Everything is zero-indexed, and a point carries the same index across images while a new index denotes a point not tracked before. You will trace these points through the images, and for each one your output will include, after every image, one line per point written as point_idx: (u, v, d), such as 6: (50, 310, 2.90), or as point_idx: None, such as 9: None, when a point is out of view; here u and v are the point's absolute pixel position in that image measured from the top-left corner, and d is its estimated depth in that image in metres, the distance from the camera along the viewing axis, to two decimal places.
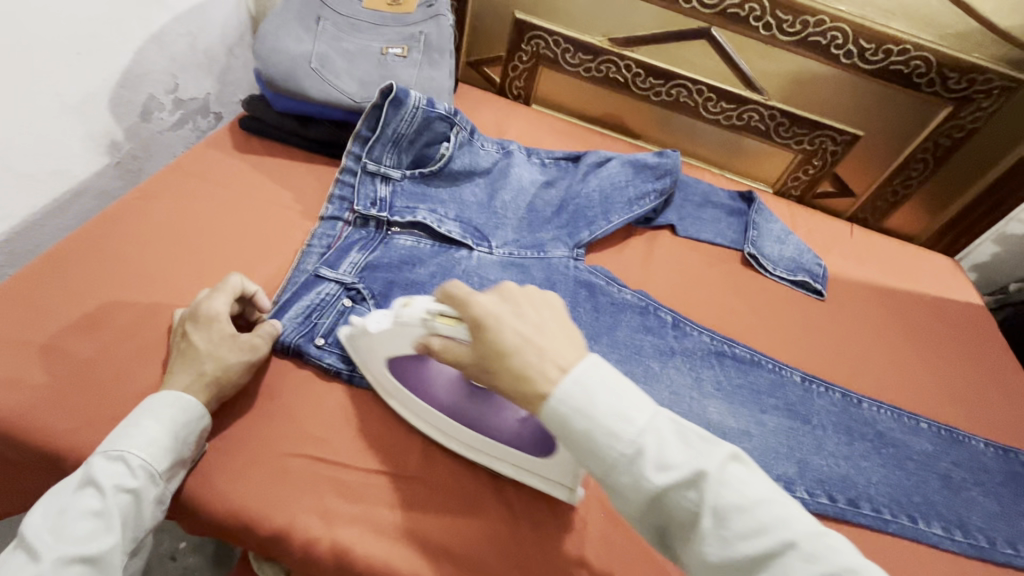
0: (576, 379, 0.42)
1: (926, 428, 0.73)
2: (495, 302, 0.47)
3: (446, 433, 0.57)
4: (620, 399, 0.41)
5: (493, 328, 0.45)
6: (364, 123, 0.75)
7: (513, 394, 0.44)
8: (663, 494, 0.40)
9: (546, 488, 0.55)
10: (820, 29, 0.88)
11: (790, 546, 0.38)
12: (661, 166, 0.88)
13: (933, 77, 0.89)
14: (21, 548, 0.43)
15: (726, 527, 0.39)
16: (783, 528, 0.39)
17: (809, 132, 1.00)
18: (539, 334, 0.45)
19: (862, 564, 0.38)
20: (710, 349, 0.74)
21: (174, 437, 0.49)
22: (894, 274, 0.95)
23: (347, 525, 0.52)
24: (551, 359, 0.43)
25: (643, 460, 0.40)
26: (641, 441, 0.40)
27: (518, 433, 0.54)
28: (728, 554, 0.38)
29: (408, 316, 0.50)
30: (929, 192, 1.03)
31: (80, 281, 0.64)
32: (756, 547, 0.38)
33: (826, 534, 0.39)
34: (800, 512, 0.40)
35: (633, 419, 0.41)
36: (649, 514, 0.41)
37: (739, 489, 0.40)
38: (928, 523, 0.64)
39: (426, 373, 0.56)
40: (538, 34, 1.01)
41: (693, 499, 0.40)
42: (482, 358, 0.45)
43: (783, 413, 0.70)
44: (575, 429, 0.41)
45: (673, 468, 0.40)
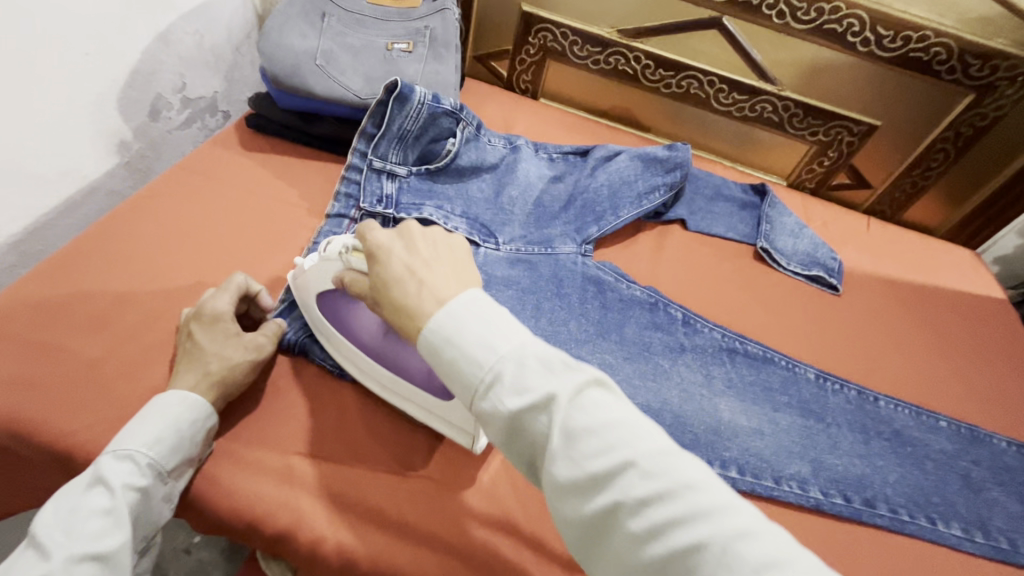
0: (444, 307, 0.41)
1: (946, 427, 0.71)
2: (392, 236, 0.49)
3: (364, 371, 0.58)
4: (485, 327, 0.39)
5: (383, 259, 0.48)
6: (370, 119, 0.74)
7: (393, 321, 0.46)
8: (517, 417, 0.37)
9: (451, 434, 0.56)
10: (836, 17, 0.85)
11: (631, 466, 0.35)
12: (672, 159, 0.86)
13: (954, 64, 0.86)
14: (32, 547, 0.43)
15: (575, 448, 0.36)
16: (630, 449, 0.36)
17: (824, 122, 0.97)
18: (425, 265, 0.46)
19: (706, 481, 0.35)
20: (721, 346, 0.73)
21: (182, 436, 0.49)
22: (913, 269, 0.93)
23: (354, 526, 0.52)
24: (424, 287, 0.44)
25: (500, 385, 0.38)
26: (498, 366, 0.38)
27: (428, 377, 0.54)
28: (577, 476, 0.36)
29: (332, 251, 0.55)
30: (949, 183, 1.00)
31: (89, 281, 0.64)
32: (603, 464, 0.35)
33: (675, 454, 0.36)
34: (655, 434, 0.37)
35: (494, 344, 0.39)
36: (510, 442, 0.39)
37: (589, 412, 0.37)
38: (947, 525, 0.63)
39: (354, 313, 0.57)
40: (545, 27, 0.99)
41: (545, 423, 0.37)
42: (374, 288, 0.48)
43: (797, 411, 0.68)
44: (439, 355, 0.40)
45: (526, 392, 0.37)
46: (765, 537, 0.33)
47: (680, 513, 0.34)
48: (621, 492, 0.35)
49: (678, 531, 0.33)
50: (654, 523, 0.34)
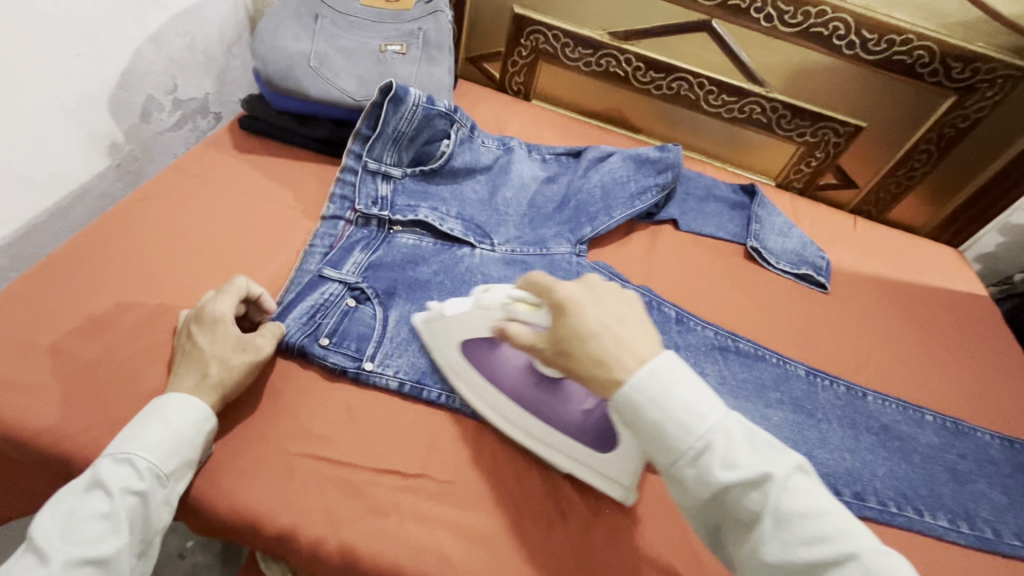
0: (652, 371, 0.43)
1: (931, 420, 0.73)
2: (578, 288, 0.49)
3: (508, 419, 0.58)
4: (698, 398, 0.43)
5: (575, 313, 0.47)
6: (364, 121, 0.74)
7: (588, 379, 0.46)
8: (726, 491, 0.41)
9: (602, 485, 0.56)
10: (821, 20, 0.87)
11: (846, 557, 0.38)
12: (663, 160, 0.87)
13: (936, 67, 0.89)
14: (30, 551, 0.44)
15: (786, 529, 0.40)
16: (843, 540, 0.39)
17: (811, 124, 0.99)
18: (618, 324, 0.47)
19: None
20: (714, 344, 0.74)
21: (181, 438, 0.49)
22: (898, 267, 0.95)
23: (353, 525, 0.52)
24: (628, 348, 0.45)
25: (709, 454, 0.41)
26: (709, 437, 0.41)
27: (582, 424, 0.56)
28: (788, 558, 0.39)
29: (490, 299, 0.55)
30: (932, 183, 1.03)
31: (83, 283, 0.64)
32: (815, 551, 0.39)
33: (887, 552, 0.39)
34: (864, 530, 0.40)
35: (706, 416, 0.42)
36: (709, 509, 0.42)
37: (799, 497, 0.40)
38: (934, 515, 0.64)
39: (499, 360, 0.58)
40: (537, 29, 1.00)
41: (756, 500, 0.41)
42: (559, 342, 0.47)
43: (788, 407, 0.70)
44: (648, 422, 0.43)
45: (738, 469, 0.40)
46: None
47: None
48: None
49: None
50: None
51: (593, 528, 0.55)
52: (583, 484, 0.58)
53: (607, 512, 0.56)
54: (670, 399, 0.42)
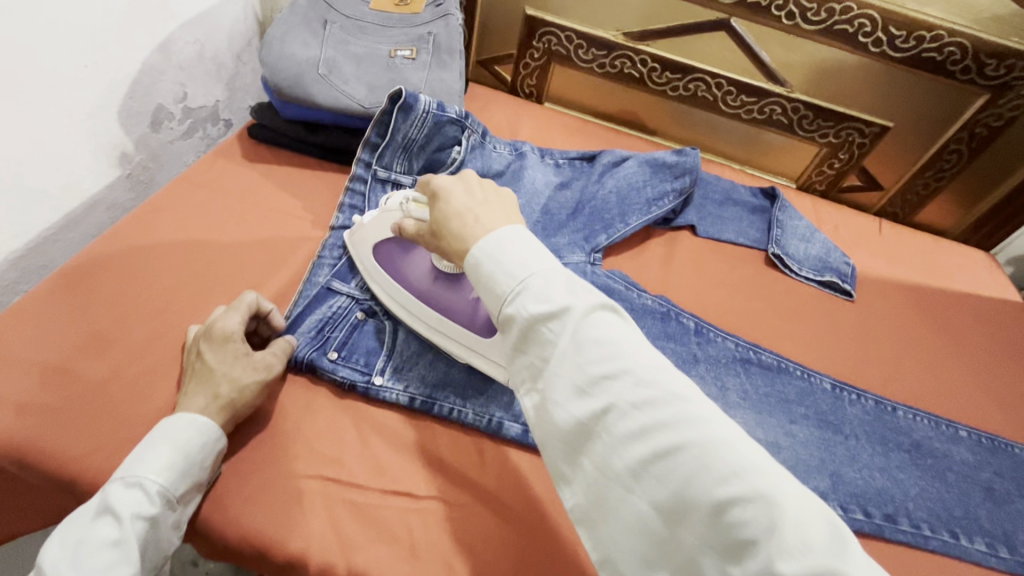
0: (495, 236, 0.43)
1: (966, 437, 0.69)
2: (452, 178, 0.51)
3: (409, 311, 0.62)
4: (527, 251, 0.42)
5: (444, 198, 0.50)
6: (374, 129, 0.73)
7: (452, 253, 0.47)
8: (532, 325, 0.39)
9: (487, 368, 0.59)
10: (846, 17, 0.83)
11: (629, 375, 0.36)
12: (681, 165, 0.85)
13: (968, 64, 0.85)
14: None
15: (581, 355, 0.37)
16: (633, 362, 0.36)
17: (835, 124, 0.96)
18: (480, 206, 0.48)
19: (700, 398, 0.35)
20: (735, 356, 0.71)
21: (192, 460, 0.48)
22: (927, 273, 0.91)
23: (364, 552, 0.50)
24: (479, 221, 0.46)
25: (524, 294, 0.40)
26: (527, 280, 0.40)
27: (471, 314, 0.59)
28: (577, 379, 0.37)
29: (392, 204, 0.61)
30: (963, 184, 0.99)
31: (93, 298, 0.63)
32: (605, 372, 0.36)
33: (676, 373, 0.37)
34: (659, 357, 0.37)
35: (530, 264, 0.41)
36: (519, 350, 0.40)
37: (597, 327, 0.38)
38: (970, 539, 0.61)
39: (402, 258, 0.63)
40: (549, 31, 0.98)
41: (556, 330, 0.38)
42: (433, 225, 0.50)
43: (813, 423, 0.67)
44: (482, 274, 0.42)
45: (545, 301, 0.39)
46: (753, 451, 0.33)
47: (668, 420, 0.34)
48: (614, 396, 0.36)
49: (665, 435, 0.34)
50: (639, 426, 0.35)
51: None
52: None
53: None
54: (503, 253, 0.41)
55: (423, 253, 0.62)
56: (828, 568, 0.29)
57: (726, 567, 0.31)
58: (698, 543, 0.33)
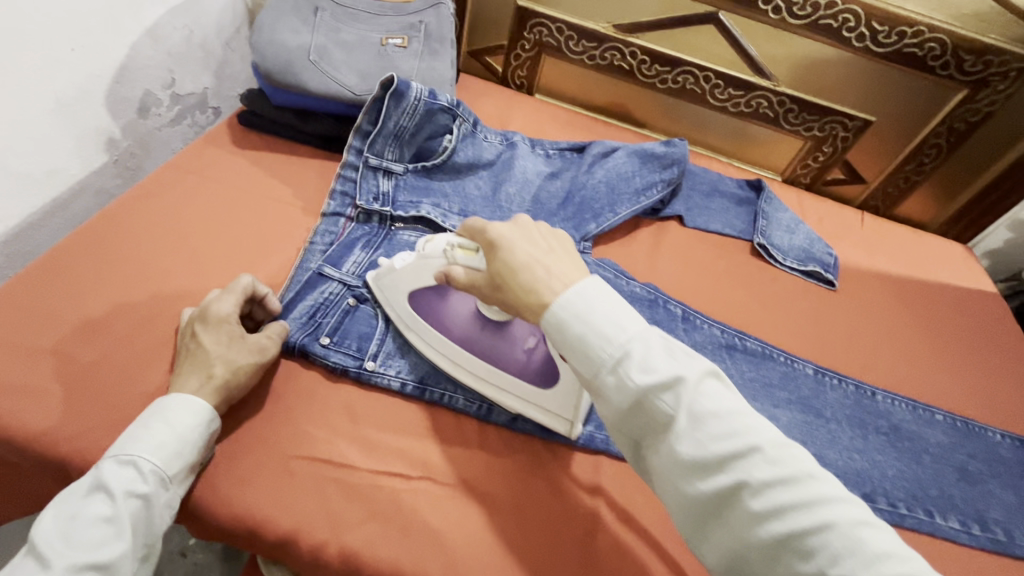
0: (575, 291, 0.44)
1: (942, 420, 0.72)
2: (509, 226, 0.51)
3: (456, 364, 0.60)
4: (617, 312, 0.43)
5: (505, 246, 0.49)
6: (365, 116, 0.73)
7: (523, 307, 0.47)
8: (644, 397, 0.41)
9: (547, 421, 0.58)
10: (830, 12, 0.85)
11: (755, 450, 0.39)
12: (669, 156, 0.86)
13: (947, 60, 0.87)
14: (31, 556, 0.42)
15: (702, 429, 0.40)
16: (753, 435, 0.39)
17: (819, 118, 0.98)
18: (547, 257, 0.48)
19: (823, 474, 0.39)
20: (721, 342, 0.73)
21: (185, 441, 0.48)
22: (906, 264, 0.94)
23: (355, 530, 0.51)
24: (553, 274, 0.46)
25: (627, 361, 0.41)
26: (629, 345, 0.42)
27: (527, 362, 0.58)
28: (703, 456, 0.40)
29: (432, 249, 0.57)
30: (941, 178, 1.01)
31: (81, 282, 0.63)
32: (731, 449, 0.39)
33: (792, 446, 0.40)
34: (770, 426, 0.41)
35: (626, 327, 0.42)
36: (632, 421, 0.42)
37: (713, 401, 0.41)
38: (945, 517, 0.63)
39: (446, 308, 0.60)
40: (540, 22, 0.99)
41: (671, 403, 0.41)
42: (496, 276, 0.50)
43: (796, 407, 0.69)
44: (572, 336, 0.43)
45: (654, 372, 0.41)
46: (881, 530, 0.37)
47: (801, 498, 0.37)
48: (745, 474, 0.38)
49: (800, 513, 0.37)
50: (774, 504, 0.38)
51: (599, 532, 0.54)
52: (588, 485, 0.57)
53: (612, 516, 0.55)
54: (591, 312, 0.43)
55: (461, 299, 0.61)
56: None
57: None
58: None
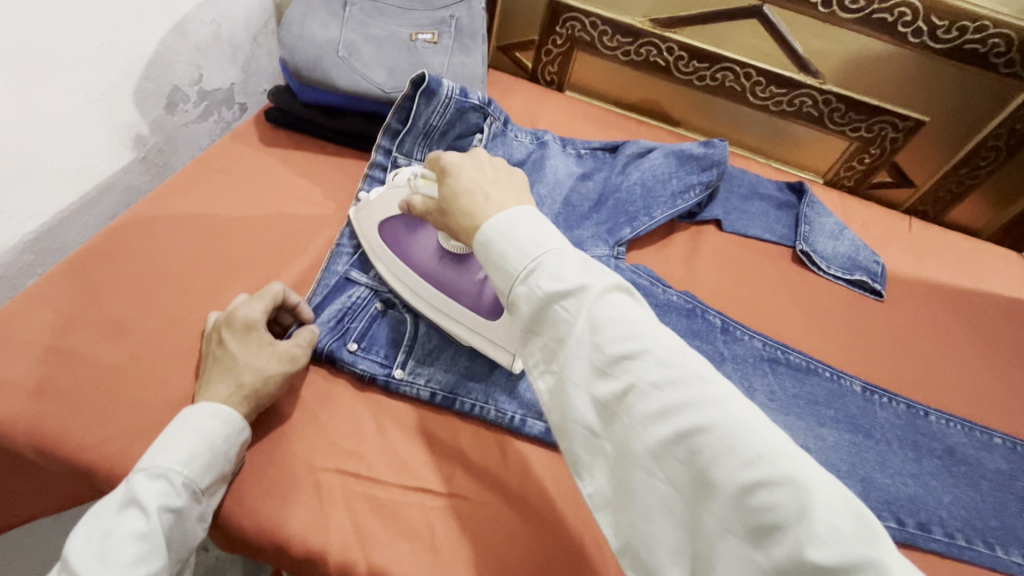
0: (507, 213, 0.43)
1: (1000, 444, 0.67)
2: (462, 157, 0.50)
3: (415, 293, 0.61)
4: (539, 232, 0.41)
5: (453, 174, 0.49)
6: (395, 114, 0.71)
7: (460, 232, 0.47)
8: (546, 304, 0.39)
9: (492, 352, 0.58)
10: (886, 5, 0.80)
11: (647, 354, 0.36)
12: (708, 157, 0.82)
13: (1012, 57, 0.81)
14: (65, 572, 0.40)
15: (598, 333, 0.37)
16: (649, 340, 0.36)
17: (867, 118, 0.93)
18: (490, 185, 0.47)
19: (719, 379, 0.35)
20: (763, 356, 0.69)
21: (216, 452, 0.46)
22: (959, 274, 0.88)
23: (384, 549, 0.49)
24: (490, 200, 0.45)
25: (536, 271, 0.40)
26: (541, 256, 0.40)
27: (476, 294, 0.58)
28: (595, 357, 0.37)
29: (400, 179, 0.60)
30: (997, 184, 0.96)
31: (109, 283, 0.62)
32: (623, 352, 0.36)
33: (692, 352, 0.37)
34: (672, 334, 0.37)
35: (540, 240, 0.41)
36: (535, 330, 0.40)
37: (615, 307, 0.37)
38: (1005, 551, 0.59)
39: (410, 238, 0.61)
40: (573, 16, 0.95)
41: (571, 309, 0.38)
42: (442, 203, 0.49)
43: (843, 426, 0.65)
44: (493, 251, 0.42)
45: (560, 280, 0.38)
46: (780, 437, 0.33)
47: (691, 402, 0.34)
48: (635, 376, 0.36)
49: (685, 416, 0.34)
50: (660, 406, 0.35)
51: None
52: None
53: None
54: (514, 230, 0.41)
55: (429, 232, 0.61)
56: (860, 555, 0.29)
57: (748, 551, 0.32)
58: (719, 529, 0.33)
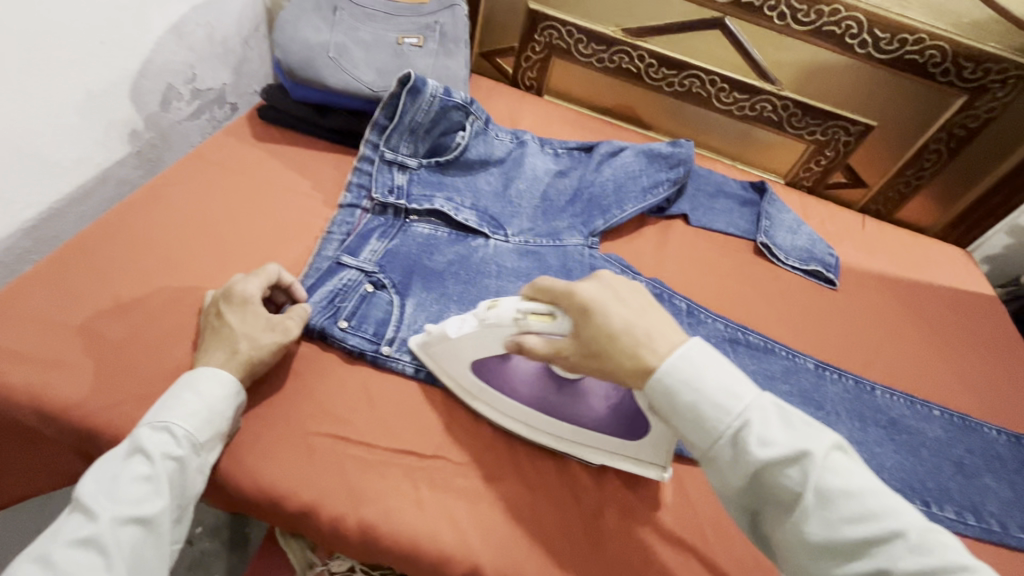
0: (684, 358, 0.44)
1: (939, 416, 0.74)
2: (596, 287, 0.49)
3: (536, 429, 0.58)
4: (731, 384, 0.43)
5: (599, 312, 0.47)
6: (382, 111, 0.76)
7: (626, 375, 0.46)
8: (766, 471, 0.42)
9: (639, 470, 0.57)
10: (835, 19, 0.88)
11: (892, 534, 0.39)
12: (675, 156, 0.88)
13: (948, 67, 0.90)
14: (76, 511, 0.44)
15: (831, 509, 0.40)
16: (889, 517, 0.40)
17: (821, 123, 1.00)
18: (641, 317, 0.47)
19: (972, 562, 0.38)
20: (725, 336, 0.75)
21: (214, 410, 0.50)
22: (906, 266, 0.96)
23: (372, 505, 0.53)
24: (655, 342, 0.46)
25: (748, 432, 0.42)
26: (748, 415, 0.42)
27: (608, 415, 0.57)
28: (831, 535, 0.40)
29: (491, 315, 0.53)
30: (941, 184, 1.04)
31: (108, 265, 0.65)
32: (862, 532, 0.39)
33: (933, 529, 0.40)
34: (906, 506, 0.41)
35: (742, 395, 0.43)
36: (751, 493, 0.43)
37: (843, 476, 0.41)
38: (940, 507, 0.65)
39: (510, 370, 0.58)
40: (551, 25, 1.01)
41: (797, 479, 0.41)
42: (590, 343, 0.47)
43: (797, 399, 0.71)
44: (686, 408, 0.44)
45: (778, 447, 0.41)
46: None
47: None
48: (885, 560, 0.39)
49: None
50: None
51: (606, 510, 0.56)
52: (596, 468, 0.59)
53: (619, 496, 0.57)
54: (700, 379, 0.43)
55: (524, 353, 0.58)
56: None
57: None
58: None
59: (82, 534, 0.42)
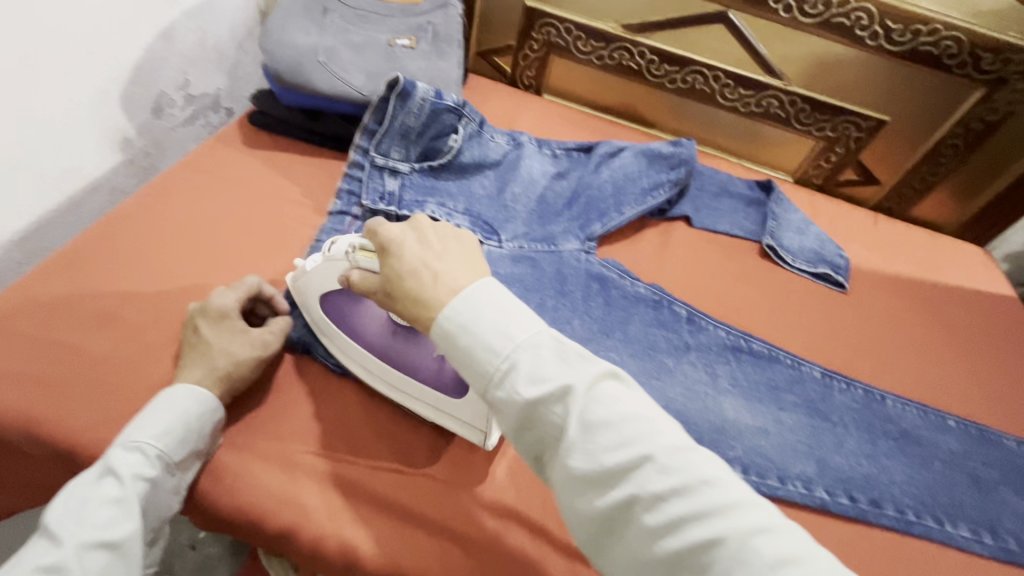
0: (463, 298, 0.43)
1: (954, 426, 0.70)
2: (401, 229, 0.49)
3: (372, 372, 0.58)
4: (505, 320, 0.41)
5: (395, 252, 0.48)
6: (372, 116, 0.74)
7: (411, 314, 0.46)
8: (532, 408, 0.39)
9: (461, 432, 0.56)
10: (843, 10, 0.84)
11: (645, 459, 0.37)
12: (676, 156, 0.85)
13: (964, 58, 0.85)
14: (43, 536, 0.43)
15: (593, 440, 0.38)
16: (645, 442, 0.38)
17: (832, 118, 0.96)
18: (434, 257, 0.47)
19: (721, 478, 0.37)
20: (726, 344, 0.72)
21: (190, 429, 0.49)
22: (922, 266, 0.92)
23: (355, 525, 0.52)
24: (437, 279, 0.45)
25: (513, 372, 0.40)
26: (515, 353, 0.40)
27: (438, 372, 0.56)
28: (593, 468, 0.38)
29: (337, 250, 0.55)
30: (959, 179, 0.99)
31: (93, 278, 0.64)
32: (621, 459, 0.37)
33: (691, 449, 0.38)
34: (670, 428, 0.39)
35: (514, 335, 0.41)
36: (525, 433, 0.41)
37: (606, 406, 0.39)
38: (954, 525, 0.62)
39: (362, 314, 0.58)
40: (548, 22, 0.99)
41: (561, 413, 0.39)
42: (386, 282, 0.48)
43: (803, 410, 0.68)
44: (460, 347, 0.42)
45: (542, 381, 0.39)
46: (789, 538, 0.35)
47: (696, 506, 0.36)
48: (638, 486, 0.37)
49: (694, 524, 0.35)
50: (667, 517, 0.36)
51: None
52: None
53: None
54: (477, 320, 0.41)
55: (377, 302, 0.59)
56: None
57: None
58: None
59: (47, 561, 0.41)
